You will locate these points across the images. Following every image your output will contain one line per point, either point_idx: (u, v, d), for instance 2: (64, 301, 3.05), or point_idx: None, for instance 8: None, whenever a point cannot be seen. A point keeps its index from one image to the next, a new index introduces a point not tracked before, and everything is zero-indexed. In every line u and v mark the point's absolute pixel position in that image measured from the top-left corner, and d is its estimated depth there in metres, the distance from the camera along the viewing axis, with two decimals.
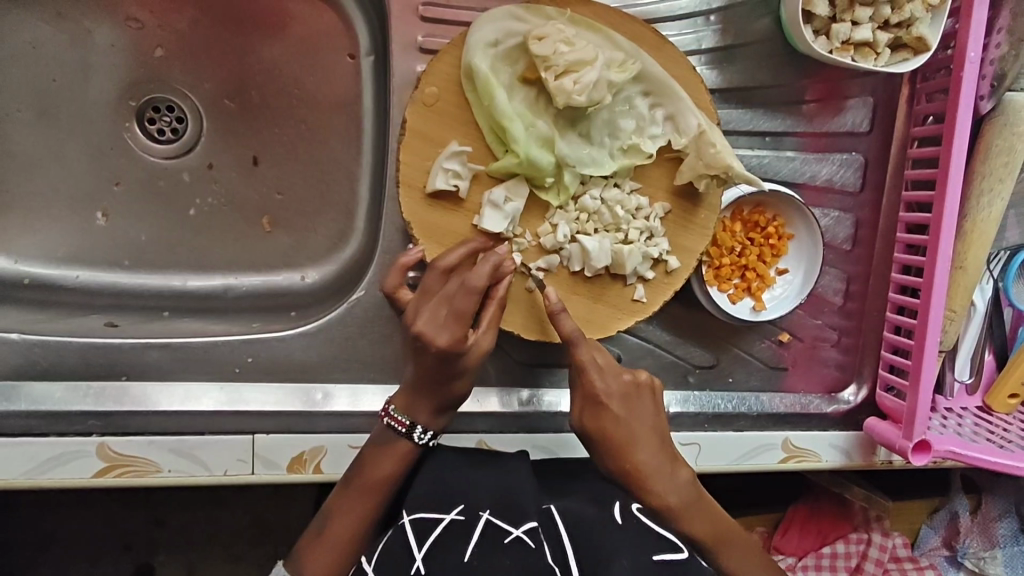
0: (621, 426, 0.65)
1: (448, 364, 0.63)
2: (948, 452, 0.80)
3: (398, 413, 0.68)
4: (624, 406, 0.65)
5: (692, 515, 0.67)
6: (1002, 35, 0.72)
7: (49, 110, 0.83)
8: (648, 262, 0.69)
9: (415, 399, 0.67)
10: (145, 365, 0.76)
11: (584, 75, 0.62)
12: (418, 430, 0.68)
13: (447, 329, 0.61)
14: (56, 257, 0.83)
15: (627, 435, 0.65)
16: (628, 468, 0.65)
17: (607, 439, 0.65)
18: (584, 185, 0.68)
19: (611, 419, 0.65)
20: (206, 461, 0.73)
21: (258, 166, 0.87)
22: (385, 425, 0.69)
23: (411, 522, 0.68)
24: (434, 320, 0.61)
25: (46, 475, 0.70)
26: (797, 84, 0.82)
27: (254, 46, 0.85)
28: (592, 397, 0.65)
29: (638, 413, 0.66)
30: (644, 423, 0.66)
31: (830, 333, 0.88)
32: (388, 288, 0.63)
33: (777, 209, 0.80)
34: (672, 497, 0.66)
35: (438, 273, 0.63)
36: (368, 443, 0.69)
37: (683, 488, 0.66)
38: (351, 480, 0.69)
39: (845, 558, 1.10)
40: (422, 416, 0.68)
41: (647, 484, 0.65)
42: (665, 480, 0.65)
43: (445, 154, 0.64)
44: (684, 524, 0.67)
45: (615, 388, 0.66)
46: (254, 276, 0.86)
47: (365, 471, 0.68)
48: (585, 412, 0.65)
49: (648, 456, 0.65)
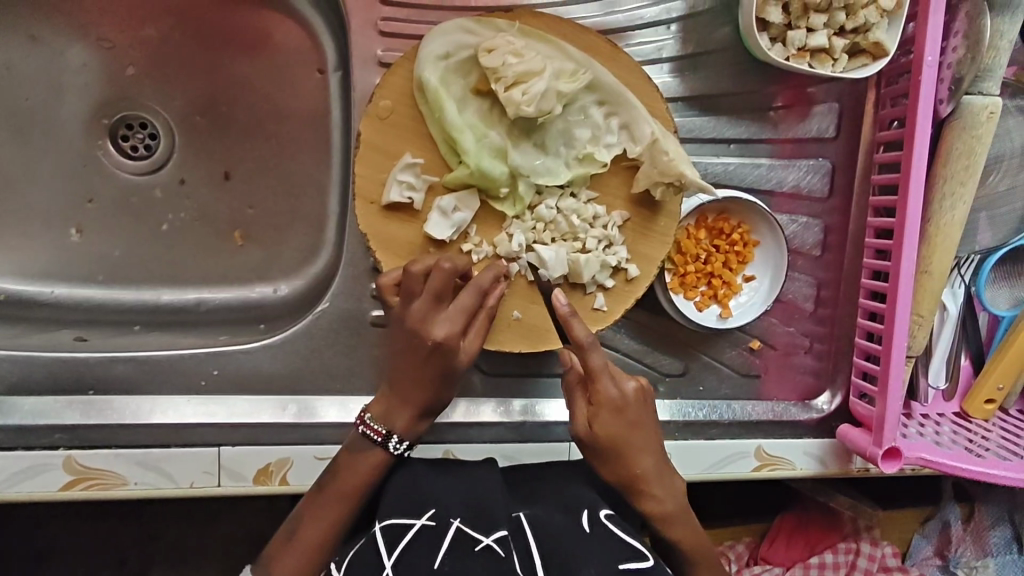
0: (633, 432, 0.65)
1: (440, 359, 0.65)
2: (919, 459, 0.79)
3: (375, 422, 0.69)
4: (637, 412, 0.66)
5: (681, 524, 0.69)
6: (959, 39, 0.72)
7: (23, 129, 0.84)
8: (607, 270, 0.69)
9: (397, 407, 0.68)
10: (112, 379, 0.76)
11: (533, 85, 0.63)
12: (393, 440, 0.68)
13: (445, 322, 0.64)
14: (30, 272, 0.84)
15: (638, 441, 0.66)
16: (633, 473, 0.66)
17: (619, 445, 0.65)
18: (540, 195, 0.68)
19: (624, 425, 0.65)
20: (172, 473, 0.74)
21: (229, 180, 0.88)
22: (361, 433, 0.69)
23: (382, 528, 0.64)
24: (428, 315, 0.64)
25: (13, 488, 0.71)
26: (761, 91, 0.82)
27: (224, 63, 0.86)
28: (606, 403, 0.64)
29: (648, 420, 0.66)
30: (649, 432, 0.67)
31: (802, 340, 0.88)
32: (382, 282, 0.65)
33: (741, 216, 0.80)
34: (669, 504, 0.68)
35: (418, 274, 0.64)
36: (344, 450, 0.70)
37: (678, 494, 0.69)
38: (324, 486, 0.70)
39: (834, 568, 1.08)
40: (399, 424, 0.69)
41: (647, 488, 0.67)
42: (664, 484, 0.68)
43: (398, 166, 0.65)
44: (671, 530, 0.69)
45: (628, 397, 0.65)
46: (226, 290, 0.87)
47: (339, 479, 0.69)
48: (597, 418, 0.65)
49: (651, 463, 0.67)
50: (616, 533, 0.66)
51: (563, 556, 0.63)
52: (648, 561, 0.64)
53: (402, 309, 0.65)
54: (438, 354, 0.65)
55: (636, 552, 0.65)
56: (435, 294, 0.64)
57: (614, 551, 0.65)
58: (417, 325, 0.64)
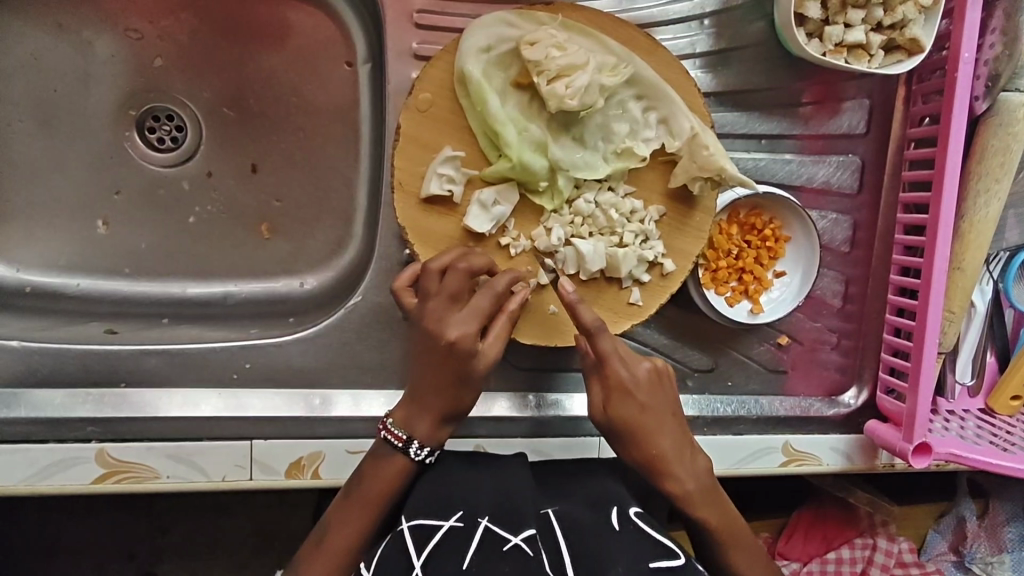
0: (647, 414, 0.67)
1: (456, 361, 0.64)
2: (949, 455, 0.79)
3: (397, 427, 0.68)
4: (649, 394, 0.68)
5: (708, 505, 0.69)
6: (996, 36, 0.72)
7: (50, 120, 0.84)
8: (643, 265, 0.69)
9: (417, 412, 0.67)
10: (144, 372, 0.76)
11: (576, 79, 0.63)
12: (414, 446, 0.68)
13: (458, 324, 0.63)
14: (58, 265, 0.84)
15: (652, 422, 0.67)
16: (651, 455, 0.67)
17: (633, 427, 0.67)
18: (579, 189, 0.68)
19: (636, 406, 0.67)
20: (204, 466, 0.73)
21: (257, 174, 0.87)
22: (384, 439, 0.69)
23: (410, 527, 0.64)
24: (442, 315, 0.64)
25: (46, 481, 0.71)
26: (793, 86, 0.82)
27: (253, 55, 0.86)
28: (619, 387, 0.67)
29: (661, 400, 0.68)
30: (665, 411, 0.68)
31: (830, 336, 0.88)
32: (398, 285, 0.66)
33: (774, 212, 0.80)
34: (691, 485, 0.68)
35: (435, 273, 0.64)
36: (369, 454, 0.70)
37: (701, 475, 0.69)
38: (351, 491, 0.69)
39: (850, 563, 1.08)
40: (420, 430, 0.67)
41: (669, 469, 0.67)
42: (684, 465, 0.68)
43: (439, 159, 0.65)
44: (699, 512, 0.69)
45: (639, 377, 0.68)
46: (253, 283, 0.87)
47: (365, 481, 0.69)
48: (610, 403, 0.67)
49: (670, 443, 0.68)
50: (645, 530, 0.66)
51: (593, 553, 0.63)
52: (680, 560, 0.64)
53: (419, 310, 0.64)
54: (453, 356, 0.64)
55: (668, 550, 0.65)
56: (450, 294, 0.63)
57: (645, 551, 0.64)
58: (433, 327, 0.64)
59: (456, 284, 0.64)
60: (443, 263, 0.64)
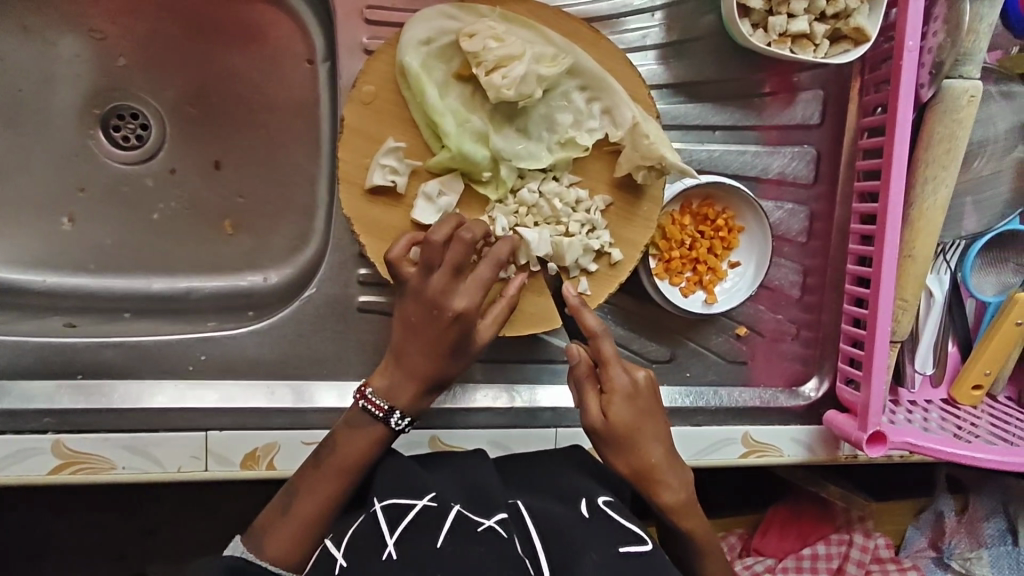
0: (644, 420, 0.67)
1: (461, 329, 0.65)
2: (905, 443, 0.78)
3: (377, 397, 0.69)
4: (646, 400, 0.67)
5: (692, 513, 0.69)
6: (939, 24, 0.72)
7: (16, 119, 0.85)
8: (590, 254, 0.70)
9: (402, 381, 0.68)
10: (101, 365, 0.76)
11: (513, 69, 0.63)
12: (396, 416, 0.69)
13: (465, 295, 0.64)
14: (24, 261, 0.85)
15: (648, 431, 0.67)
16: (647, 462, 0.66)
17: (631, 433, 0.66)
18: (523, 179, 0.69)
19: (634, 414, 0.66)
20: (160, 457, 0.74)
21: (219, 170, 0.89)
22: (362, 408, 0.69)
23: (382, 508, 0.62)
24: (448, 288, 0.64)
25: (3, 471, 0.72)
26: (746, 78, 0.82)
27: (214, 54, 0.87)
28: (617, 392, 0.66)
29: (655, 407, 0.68)
30: (661, 420, 0.68)
31: (789, 327, 0.88)
32: (395, 255, 0.64)
33: (727, 202, 0.80)
34: (679, 494, 0.68)
35: (438, 243, 0.63)
36: (344, 423, 0.70)
37: (689, 484, 0.69)
38: (323, 459, 0.69)
39: (825, 559, 1.07)
40: (403, 400, 0.69)
41: (659, 478, 0.67)
42: (676, 475, 0.68)
43: (381, 150, 0.66)
44: (683, 521, 0.69)
45: (637, 385, 0.67)
46: (216, 279, 0.88)
47: (339, 450, 0.69)
48: (608, 407, 0.66)
49: (659, 452, 0.67)
50: (613, 519, 0.66)
51: (567, 544, 0.61)
52: (648, 545, 0.64)
53: (422, 281, 0.64)
54: (460, 324, 0.65)
55: (636, 536, 0.64)
56: (453, 267, 0.63)
57: (616, 537, 0.63)
58: (437, 298, 0.64)
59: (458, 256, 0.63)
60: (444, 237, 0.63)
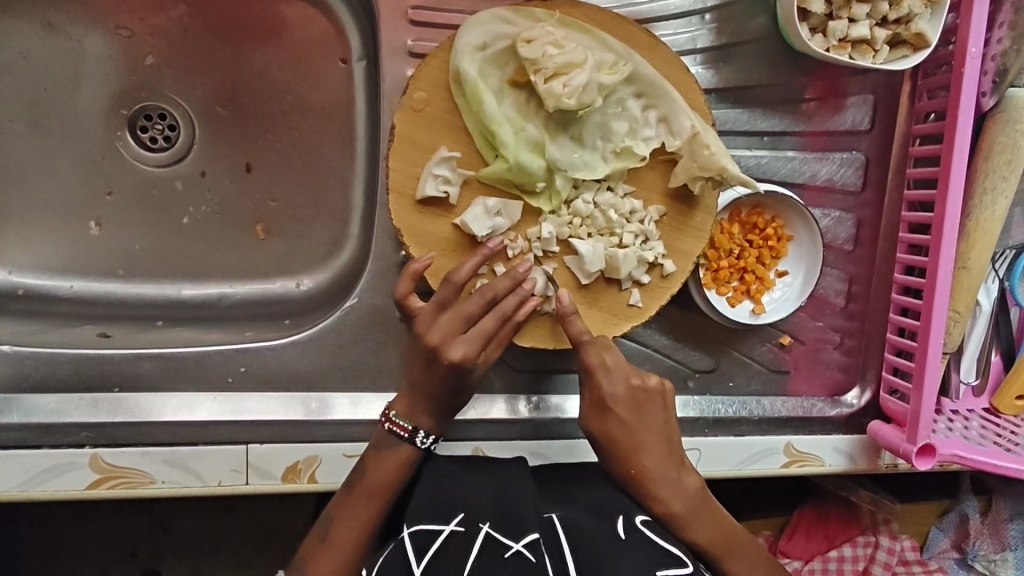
0: (629, 432, 0.67)
1: (457, 378, 0.64)
2: (953, 456, 0.78)
3: (400, 419, 0.67)
4: (632, 411, 0.67)
5: (699, 523, 0.68)
6: (1003, 30, 0.71)
7: (41, 120, 0.82)
8: (643, 266, 0.68)
9: (419, 408, 0.67)
10: (138, 377, 0.75)
11: (574, 77, 0.61)
12: (420, 435, 0.67)
13: (463, 344, 0.63)
14: (51, 268, 0.83)
15: (632, 439, 0.67)
16: (632, 470, 0.67)
17: (617, 443, 0.67)
18: (577, 189, 0.67)
19: (617, 422, 0.67)
20: (200, 471, 0.72)
21: (251, 173, 0.86)
22: (387, 430, 0.68)
23: (410, 533, 0.63)
24: (450, 334, 0.63)
25: (39, 487, 0.70)
26: (795, 82, 0.80)
27: (246, 53, 0.84)
28: (600, 403, 0.67)
29: (645, 418, 0.67)
30: (653, 429, 0.67)
31: (833, 335, 0.87)
32: (400, 294, 0.64)
33: (776, 210, 0.79)
34: (676, 503, 0.67)
35: (453, 287, 0.63)
36: (371, 447, 0.68)
37: (688, 494, 0.68)
38: (354, 484, 0.68)
39: (852, 561, 1.06)
40: (424, 422, 0.67)
41: (652, 488, 0.67)
42: (668, 484, 0.67)
43: (434, 159, 0.63)
44: (689, 531, 0.68)
45: (623, 394, 0.67)
46: (248, 285, 0.86)
47: (368, 476, 0.67)
48: (591, 416, 0.67)
49: (652, 460, 0.67)
50: (650, 539, 0.65)
51: (595, 558, 0.62)
52: (686, 568, 0.63)
53: (426, 323, 0.64)
54: (455, 373, 0.64)
55: (672, 558, 0.64)
56: (463, 316, 0.63)
57: (649, 557, 0.63)
58: (438, 344, 0.63)
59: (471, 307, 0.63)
60: (465, 277, 0.63)
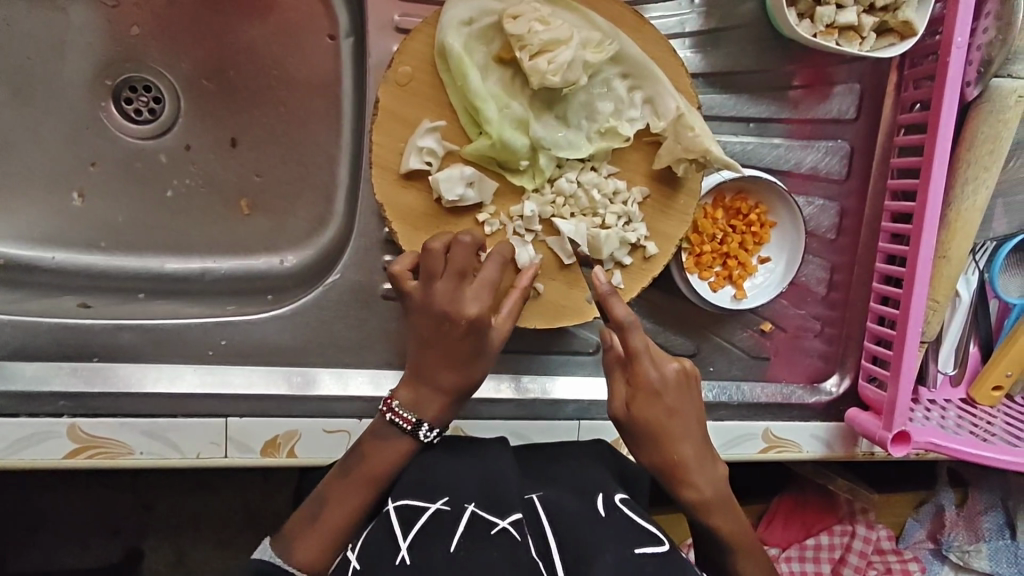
0: (674, 417, 0.63)
1: (472, 338, 0.63)
2: (928, 443, 0.79)
3: (404, 409, 0.66)
4: (676, 397, 0.63)
5: (722, 511, 0.65)
6: (990, 20, 0.71)
7: (24, 88, 0.82)
8: (625, 247, 0.68)
9: (428, 394, 0.66)
10: (117, 348, 0.75)
11: (559, 54, 0.61)
12: (424, 428, 0.66)
13: (474, 299, 0.62)
14: (32, 238, 0.82)
15: (676, 426, 0.63)
16: (673, 459, 0.63)
17: (659, 430, 0.63)
18: (560, 168, 0.67)
19: (662, 409, 0.63)
20: (179, 443, 0.72)
21: (236, 148, 0.86)
22: (389, 421, 0.67)
23: (397, 509, 0.63)
24: (454, 295, 0.62)
25: (17, 455, 0.70)
26: (782, 69, 0.80)
27: (233, 26, 0.84)
28: (644, 386, 0.62)
29: (687, 403, 0.64)
30: (694, 415, 0.64)
31: (813, 323, 0.88)
32: (394, 270, 0.63)
33: (760, 196, 0.79)
34: (710, 492, 0.64)
35: (438, 251, 0.62)
36: (369, 433, 0.68)
37: (720, 482, 0.65)
38: (350, 468, 0.67)
39: (828, 549, 1.07)
40: (428, 411, 0.66)
41: (688, 476, 0.64)
42: (705, 473, 0.64)
43: (417, 133, 0.63)
44: (714, 523, 0.65)
45: (667, 378, 0.63)
46: (232, 260, 0.85)
47: (366, 460, 0.67)
48: (634, 400, 0.63)
49: (694, 448, 0.64)
50: (631, 519, 0.65)
51: (582, 545, 0.60)
52: (665, 545, 0.62)
53: (424, 292, 0.63)
54: (472, 331, 0.63)
55: (652, 536, 0.63)
56: (459, 272, 0.62)
57: (631, 537, 0.62)
58: (446, 305, 0.62)
59: (461, 260, 0.63)
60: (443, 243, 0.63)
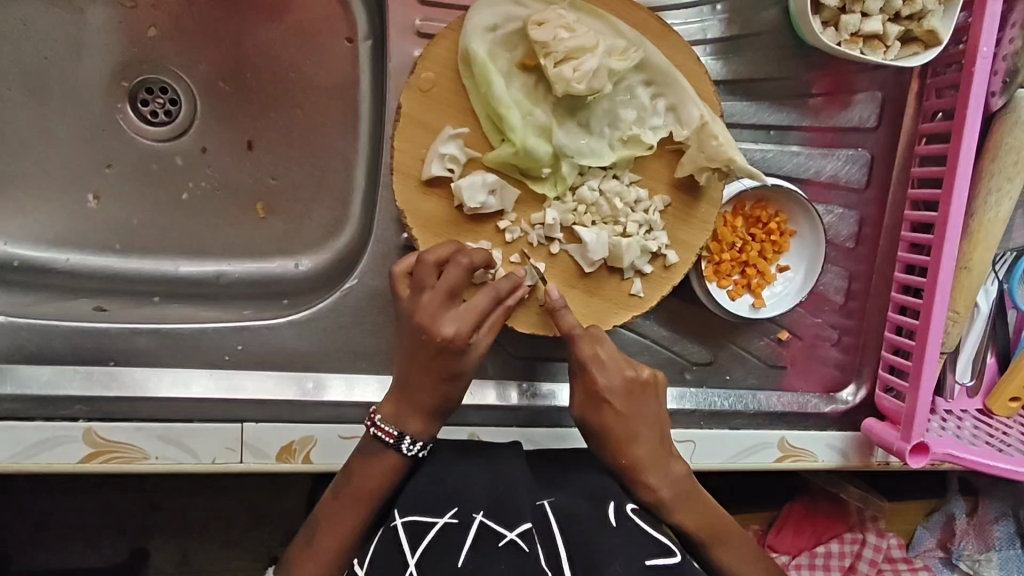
0: (625, 422, 0.65)
1: (446, 359, 0.62)
2: (946, 455, 0.78)
3: (386, 423, 0.65)
4: (627, 404, 0.65)
5: (686, 508, 0.68)
6: (1016, 31, 0.72)
7: (39, 88, 0.81)
8: (646, 256, 0.68)
9: (406, 409, 0.65)
10: (133, 352, 0.74)
11: (584, 62, 0.61)
12: (406, 442, 0.65)
13: (453, 321, 0.61)
14: (47, 239, 0.82)
15: (626, 431, 0.65)
16: (624, 462, 0.66)
17: (610, 434, 0.65)
18: (582, 176, 0.67)
19: (612, 414, 0.65)
20: (194, 448, 0.72)
21: (252, 151, 0.85)
22: (373, 435, 0.66)
23: (403, 524, 0.62)
24: (436, 313, 0.61)
25: (33, 458, 0.69)
26: (804, 76, 0.80)
27: (251, 28, 0.83)
28: (595, 393, 0.65)
29: (640, 410, 0.66)
30: (647, 419, 0.66)
31: (830, 332, 0.87)
32: (397, 271, 0.64)
33: (780, 205, 0.79)
34: (664, 491, 0.67)
35: (431, 264, 0.61)
36: (357, 452, 0.67)
37: (677, 482, 0.67)
38: (340, 489, 0.66)
39: (839, 557, 1.05)
40: (413, 425, 0.65)
41: (643, 476, 0.66)
42: (659, 472, 0.67)
43: (440, 139, 0.63)
44: (677, 516, 0.68)
45: (617, 385, 0.65)
46: (247, 263, 0.85)
47: (354, 481, 0.66)
48: (587, 405, 0.66)
49: (646, 450, 0.66)
50: (642, 529, 0.64)
51: (590, 555, 0.61)
52: (676, 557, 0.63)
53: (411, 303, 0.62)
54: (446, 353, 0.61)
55: (662, 546, 0.63)
56: (447, 290, 0.61)
57: (640, 547, 0.62)
58: (426, 322, 0.61)
59: (452, 280, 0.62)
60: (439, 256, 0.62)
